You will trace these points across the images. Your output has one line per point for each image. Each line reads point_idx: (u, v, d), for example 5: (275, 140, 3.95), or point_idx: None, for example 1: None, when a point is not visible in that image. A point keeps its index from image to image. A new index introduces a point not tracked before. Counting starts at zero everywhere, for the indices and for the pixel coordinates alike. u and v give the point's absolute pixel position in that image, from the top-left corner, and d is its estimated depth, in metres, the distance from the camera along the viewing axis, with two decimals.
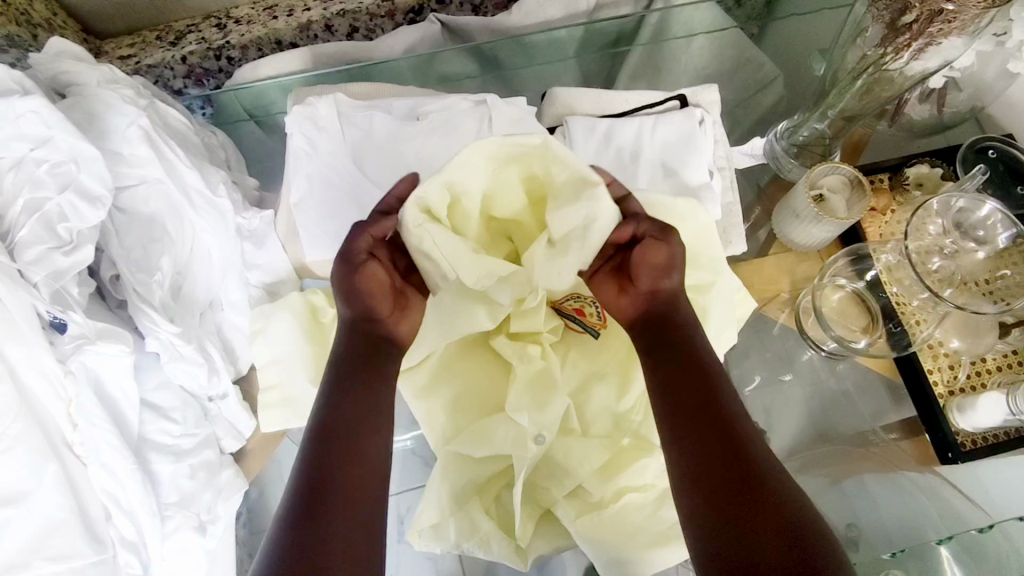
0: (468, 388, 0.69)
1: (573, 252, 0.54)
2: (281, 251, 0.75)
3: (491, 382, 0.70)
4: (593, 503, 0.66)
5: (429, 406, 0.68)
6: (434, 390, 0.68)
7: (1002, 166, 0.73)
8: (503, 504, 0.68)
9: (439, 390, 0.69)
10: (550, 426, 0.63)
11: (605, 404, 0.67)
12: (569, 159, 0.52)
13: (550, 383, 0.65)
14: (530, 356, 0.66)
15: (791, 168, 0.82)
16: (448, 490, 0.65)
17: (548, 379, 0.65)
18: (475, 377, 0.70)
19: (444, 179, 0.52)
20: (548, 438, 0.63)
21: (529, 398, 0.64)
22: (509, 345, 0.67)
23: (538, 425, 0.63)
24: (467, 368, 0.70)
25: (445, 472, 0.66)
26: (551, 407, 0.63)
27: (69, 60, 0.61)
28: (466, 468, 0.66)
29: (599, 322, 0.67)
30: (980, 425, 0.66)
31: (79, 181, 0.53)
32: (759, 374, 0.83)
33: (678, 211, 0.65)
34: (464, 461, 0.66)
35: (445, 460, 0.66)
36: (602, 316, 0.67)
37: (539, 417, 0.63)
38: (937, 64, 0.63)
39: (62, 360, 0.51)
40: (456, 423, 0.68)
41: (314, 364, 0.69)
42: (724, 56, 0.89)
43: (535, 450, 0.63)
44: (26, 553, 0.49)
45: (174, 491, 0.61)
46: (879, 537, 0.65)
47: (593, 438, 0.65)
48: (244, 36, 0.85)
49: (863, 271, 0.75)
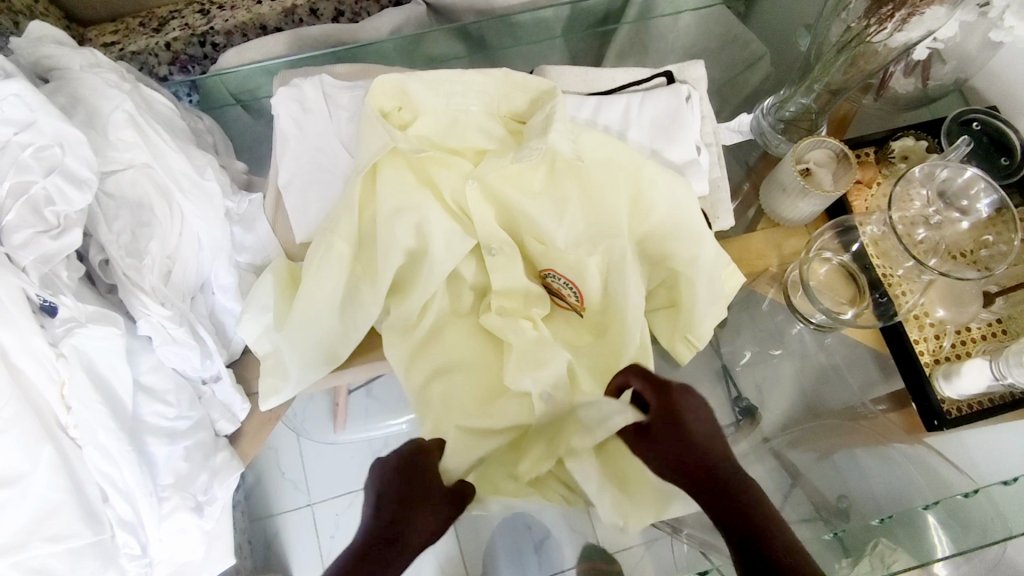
0: (458, 360, 0.70)
1: (569, 171, 0.67)
2: (271, 233, 0.72)
3: (488, 345, 0.70)
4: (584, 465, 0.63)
5: (415, 380, 0.69)
6: (424, 356, 0.70)
7: (986, 138, 0.74)
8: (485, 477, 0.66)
9: (430, 364, 0.70)
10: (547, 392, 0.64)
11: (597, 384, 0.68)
12: (524, 85, 0.66)
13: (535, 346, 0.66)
14: (522, 325, 0.67)
15: (778, 144, 0.81)
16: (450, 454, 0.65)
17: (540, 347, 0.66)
18: (465, 349, 0.70)
19: (404, 83, 0.65)
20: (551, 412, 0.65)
21: (527, 359, 0.65)
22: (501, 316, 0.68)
23: (542, 387, 0.64)
24: (462, 338, 0.70)
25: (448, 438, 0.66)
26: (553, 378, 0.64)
27: (51, 45, 0.61)
28: (469, 442, 0.65)
29: (578, 303, 0.71)
30: (966, 391, 0.67)
31: (64, 164, 0.53)
32: (749, 350, 0.84)
33: (648, 174, 0.66)
34: (466, 436, 0.66)
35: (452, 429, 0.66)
36: (581, 298, 0.71)
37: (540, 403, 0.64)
38: (919, 35, 0.63)
39: (53, 343, 0.51)
40: (447, 395, 0.69)
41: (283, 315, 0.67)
42: (712, 34, 0.90)
43: (543, 410, 0.64)
44: (25, 534, 0.49)
45: (170, 473, 0.62)
46: (869, 504, 0.68)
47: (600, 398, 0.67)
48: (228, 22, 0.85)
49: (849, 243, 0.75)
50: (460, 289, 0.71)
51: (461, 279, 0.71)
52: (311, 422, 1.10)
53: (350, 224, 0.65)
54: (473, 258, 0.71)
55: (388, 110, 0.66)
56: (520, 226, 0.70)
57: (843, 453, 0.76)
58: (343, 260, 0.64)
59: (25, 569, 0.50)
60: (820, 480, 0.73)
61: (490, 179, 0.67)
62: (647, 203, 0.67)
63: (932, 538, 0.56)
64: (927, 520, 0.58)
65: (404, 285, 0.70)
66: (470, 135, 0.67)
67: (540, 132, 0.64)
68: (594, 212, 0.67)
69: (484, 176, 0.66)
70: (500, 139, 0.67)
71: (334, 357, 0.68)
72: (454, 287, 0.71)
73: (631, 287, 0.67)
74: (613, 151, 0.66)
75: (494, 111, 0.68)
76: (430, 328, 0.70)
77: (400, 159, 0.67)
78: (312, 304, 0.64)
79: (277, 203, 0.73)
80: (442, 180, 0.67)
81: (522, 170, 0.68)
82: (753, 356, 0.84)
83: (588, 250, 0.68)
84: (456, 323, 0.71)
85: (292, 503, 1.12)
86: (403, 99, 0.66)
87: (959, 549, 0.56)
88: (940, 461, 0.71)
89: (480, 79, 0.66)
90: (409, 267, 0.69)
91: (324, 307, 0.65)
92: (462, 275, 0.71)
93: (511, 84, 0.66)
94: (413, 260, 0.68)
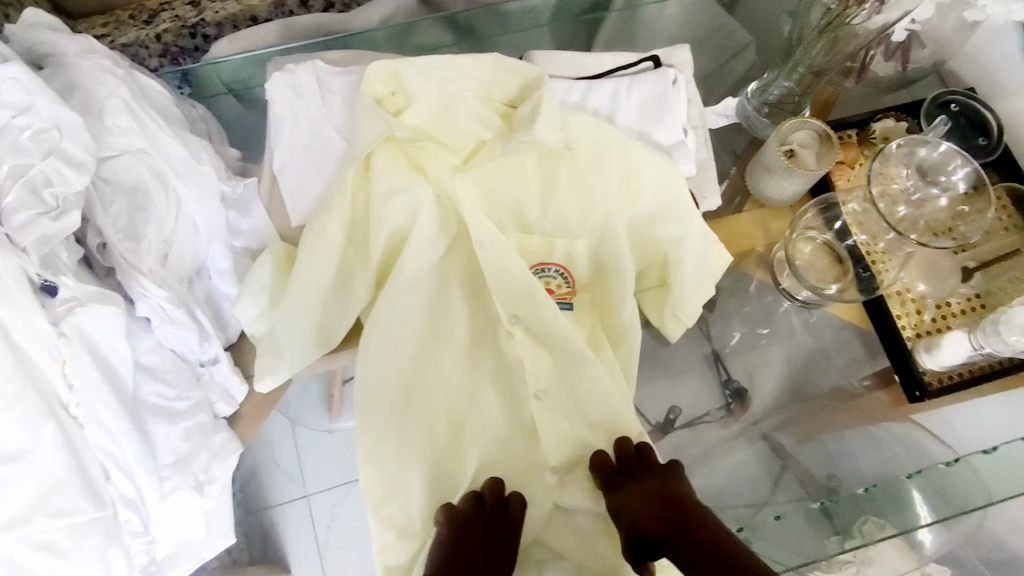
0: (413, 354, 0.69)
1: (563, 157, 0.68)
2: (266, 216, 0.73)
3: (477, 384, 0.71)
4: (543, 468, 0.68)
5: (371, 361, 0.67)
6: (386, 329, 0.68)
7: (963, 119, 0.77)
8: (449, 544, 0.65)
9: (411, 404, 0.68)
10: (561, 452, 0.67)
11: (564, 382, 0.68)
12: (515, 70, 0.67)
13: (579, 377, 0.66)
14: (528, 323, 0.68)
15: (764, 127, 0.82)
16: (381, 479, 0.66)
17: (602, 395, 0.66)
18: (428, 327, 0.70)
19: (396, 67, 0.66)
20: (566, 472, 0.68)
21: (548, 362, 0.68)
22: (525, 343, 0.68)
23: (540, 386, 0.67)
24: (455, 375, 0.70)
25: (411, 482, 0.66)
26: (571, 389, 0.67)
27: (46, 31, 0.62)
28: (442, 446, 0.68)
29: (569, 291, 0.74)
30: (946, 363, 0.69)
31: (62, 147, 0.54)
32: (738, 330, 0.84)
33: (635, 157, 0.67)
34: (441, 444, 0.68)
35: (415, 470, 0.66)
36: (570, 283, 0.74)
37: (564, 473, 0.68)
38: (896, 17, 0.65)
39: (55, 323, 0.52)
40: (415, 432, 0.68)
41: (279, 292, 0.68)
42: (698, 22, 0.92)
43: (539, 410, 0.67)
44: (30, 509, 0.50)
45: (170, 452, 0.63)
46: (854, 480, 0.71)
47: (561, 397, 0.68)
48: (219, 13, 0.87)
49: (831, 220, 0.77)
50: (449, 299, 0.72)
51: (450, 288, 0.72)
52: (306, 410, 1.13)
53: (342, 207, 0.66)
54: (458, 258, 0.72)
55: (383, 98, 0.68)
56: (509, 216, 0.72)
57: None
58: (336, 243, 0.66)
59: (32, 543, 0.50)
60: (809, 459, 0.74)
61: (482, 173, 0.69)
62: (637, 185, 0.68)
63: (915, 509, 0.57)
64: (912, 492, 0.58)
65: (403, 328, 0.69)
66: (463, 121, 0.69)
67: (529, 122, 0.65)
68: (587, 199, 0.69)
69: (472, 170, 0.68)
70: (494, 126, 0.69)
71: (326, 339, 0.69)
72: (442, 305, 0.71)
73: (625, 259, 0.69)
74: (603, 134, 0.67)
75: (487, 96, 0.69)
76: (390, 297, 0.68)
77: (402, 146, 0.68)
78: (305, 283, 0.65)
79: (272, 185, 0.73)
80: (432, 170, 0.68)
81: (519, 161, 0.69)
82: (741, 337, 0.84)
83: (578, 233, 0.71)
84: (456, 363, 0.71)
85: (283, 495, 1.09)
86: (395, 82, 0.67)
87: (942, 517, 0.56)
88: (923, 434, 0.73)
89: (480, 64, 0.67)
90: (404, 300, 0.69)
91: (323, 287, 0.66)
92: (449, 273, 0.72)
93: (502, 70, 0.67)
94: (394, 245, 0.70)
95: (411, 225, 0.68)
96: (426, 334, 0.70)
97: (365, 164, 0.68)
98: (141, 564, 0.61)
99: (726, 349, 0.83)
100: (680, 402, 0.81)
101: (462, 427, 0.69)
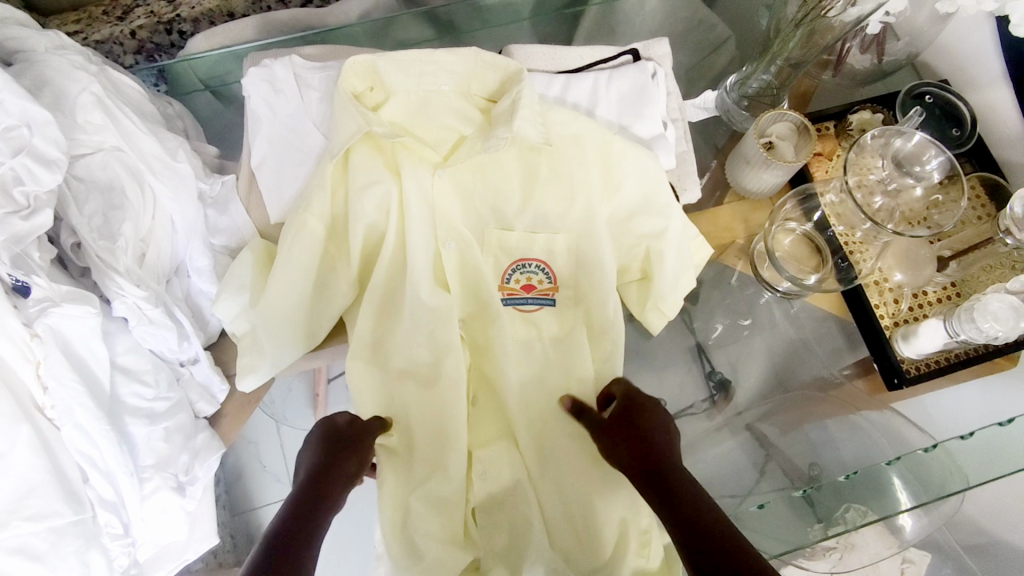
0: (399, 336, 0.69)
1: (546, 154, 0.68)
2: (246, 215, 0.72)
3: (448, 418, 0.67)
4: (528, 459, 0.69)
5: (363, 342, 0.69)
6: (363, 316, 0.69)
7: (937, 110, 0.78)
8: (417, 526, 0.64)
9: (399, 385, 0.69)
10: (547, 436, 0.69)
11: (547, 368, 0.70)
12: (495, 65, 0.67)
13: (559, 365, 0.71)
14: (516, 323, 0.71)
15: (743, 120, 0.84)
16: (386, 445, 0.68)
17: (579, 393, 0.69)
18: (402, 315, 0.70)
19: (373, 60, 0.65)
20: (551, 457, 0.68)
21: (531, 360, 0.71)
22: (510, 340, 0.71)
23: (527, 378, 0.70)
24: (433, 410, 0.68)
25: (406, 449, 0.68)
26: (553, 375, 0.70)
27: (13, 26, 0.60)
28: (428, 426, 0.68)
29: (550, 286, 0.71)
30: (923, 350, 0.71)
31: (33, 146, 0.51)
32: (720, 322, 0.87)
33: (614, 150, 0.67)
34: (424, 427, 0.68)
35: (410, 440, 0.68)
36: (552, 279, 0.71)
37: (543, 492, 0.68)
38: (871, 8, 0.65)
39: (28, 324, 0.51)
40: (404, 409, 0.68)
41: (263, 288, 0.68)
42: (678, 16, 0.92)
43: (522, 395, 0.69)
44: (4, 513, 0.49)
45: (151, 454, 0.62)
46: (838, 467, 0.70)
47: (546, 381, 0.70)
48: (195, 9, 0.85)
49: (810, 212, 0.77)
50: (423, 324, 0.69)
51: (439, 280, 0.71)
52: (291, 411, 1.08)
53: (321, 202, 0.65)
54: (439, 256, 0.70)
55: (361, 93, 0.67)
56: (487, 216, 0.71)
57: (812, 425, 0.76)
58: (317, 238, 0.65)
59: (8, 548, 0.49)
60: (790, 450, 0.73)
61: (461, 170, 0.69)
62: (618, 177, 0.68)
63: (896, 496, 0.57)
64: (893, 479, 0.58)
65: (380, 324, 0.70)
66: (441, 116, 0.70)
67: (507, 119, 0.65)
68: (569, 195, 0.69)
69: (452, 167, 0.69)
70: (474, 122, 0.70)
71: (312, 339, 0.69)
72: (415, 330, 0.69)
73: (605, 255, 0.69)
74: (582, 128, 0.67)
75: (465, 91, 0.70)
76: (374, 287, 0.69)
77: (385, 143, 0.68)
78: (286, 278, 0.65)
79: (250, 183, 0.73)
80: (409, 168, 0.68)
81: (503, 157, 0.70)
82: (724, 328, 0.86)
83: (558, 228, 0.71)
84: (438, 401, 0.68)
85: (268, 496, 1.07)
86: (373, 77, 0.66)
87: (921, 502, 0.56)
88: (902, 421, 0.73)
89: (464, 57, 0.67)
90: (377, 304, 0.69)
91: (304, 284, 0.66)
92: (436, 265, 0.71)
93: (480, 64, 0.67)
94: (371, 247, 0.69)
95: (392, 224, 0.68)
96: (412, 372, 0.69)
97: (344, 159, 0.67)
98: (122, 566, 0.61)
99: (708, 342, 0.86)
100: (666, 396, 0.83)
101: (420, 452, 0.67)
